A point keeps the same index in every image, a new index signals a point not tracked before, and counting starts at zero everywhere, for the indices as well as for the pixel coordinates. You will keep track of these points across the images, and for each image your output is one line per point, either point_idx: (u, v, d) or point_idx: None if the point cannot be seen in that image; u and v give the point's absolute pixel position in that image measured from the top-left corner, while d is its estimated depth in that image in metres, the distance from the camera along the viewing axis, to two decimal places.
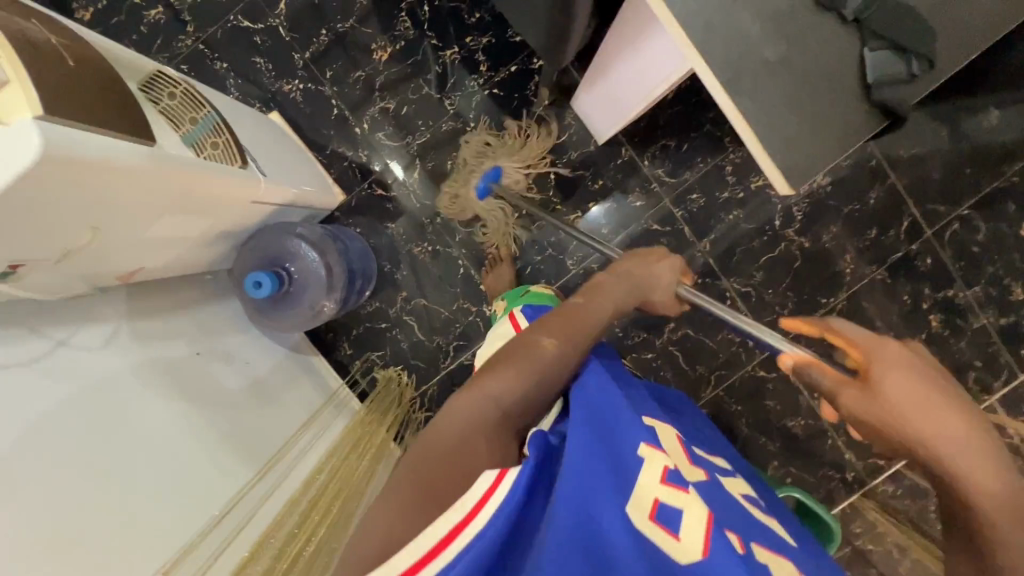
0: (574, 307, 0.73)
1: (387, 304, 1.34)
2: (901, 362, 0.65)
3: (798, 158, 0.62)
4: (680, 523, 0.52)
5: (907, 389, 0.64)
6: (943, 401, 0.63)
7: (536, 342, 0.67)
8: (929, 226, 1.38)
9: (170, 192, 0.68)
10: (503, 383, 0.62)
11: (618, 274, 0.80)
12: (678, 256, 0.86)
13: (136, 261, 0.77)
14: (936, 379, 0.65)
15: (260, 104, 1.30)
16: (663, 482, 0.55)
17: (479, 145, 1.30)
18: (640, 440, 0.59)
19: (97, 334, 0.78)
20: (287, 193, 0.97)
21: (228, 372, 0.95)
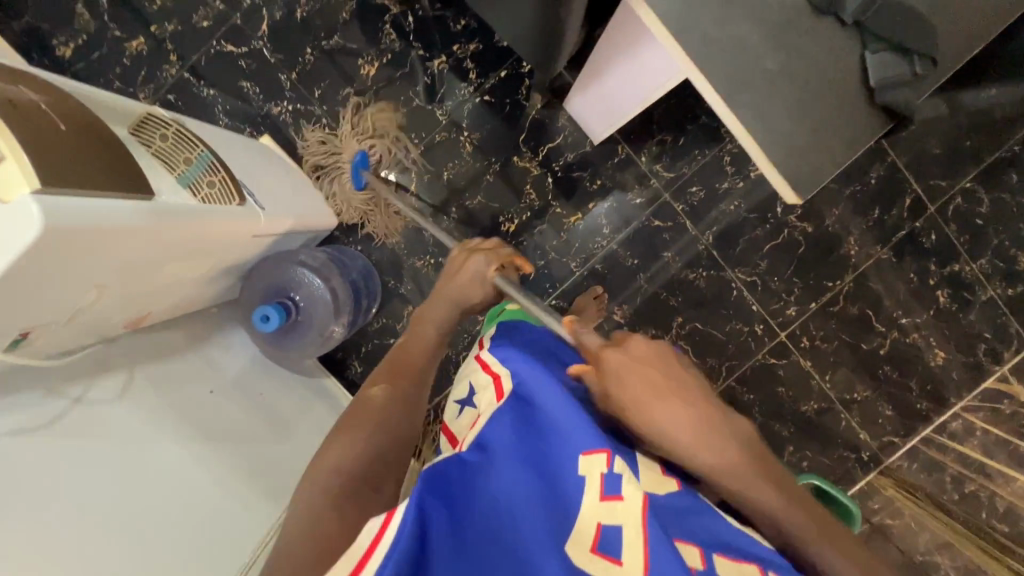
0: (399, 348, 0.74)
1: (394, 319, 1.33)
2: (621, 364, 0.59)
3: (804, 166, 0.62)
4: (622, 543, 0.46)
5: (630, 393, 0.58)
6: (670, 390, 0.58)
7: (364, 397, 0.66)
8: (932, 202, 1.37)
9: (170, 241, 0.68)
10: (346, 446, 0.59)
11: (438, 298, 0.80)
12: (483, 252, 0.83)
13: (145, 306, 0.77)
14: (661, 365, 0.60)
15: (249, 127, 1.29)
16: (602, 499, 0.50)
17: (319, 144, 1.28)
18: (577, 453, 0.54)
19: (110, 387, 0.77)
20: (288, 222, 0.97)
21: (242, 405, 0.95)
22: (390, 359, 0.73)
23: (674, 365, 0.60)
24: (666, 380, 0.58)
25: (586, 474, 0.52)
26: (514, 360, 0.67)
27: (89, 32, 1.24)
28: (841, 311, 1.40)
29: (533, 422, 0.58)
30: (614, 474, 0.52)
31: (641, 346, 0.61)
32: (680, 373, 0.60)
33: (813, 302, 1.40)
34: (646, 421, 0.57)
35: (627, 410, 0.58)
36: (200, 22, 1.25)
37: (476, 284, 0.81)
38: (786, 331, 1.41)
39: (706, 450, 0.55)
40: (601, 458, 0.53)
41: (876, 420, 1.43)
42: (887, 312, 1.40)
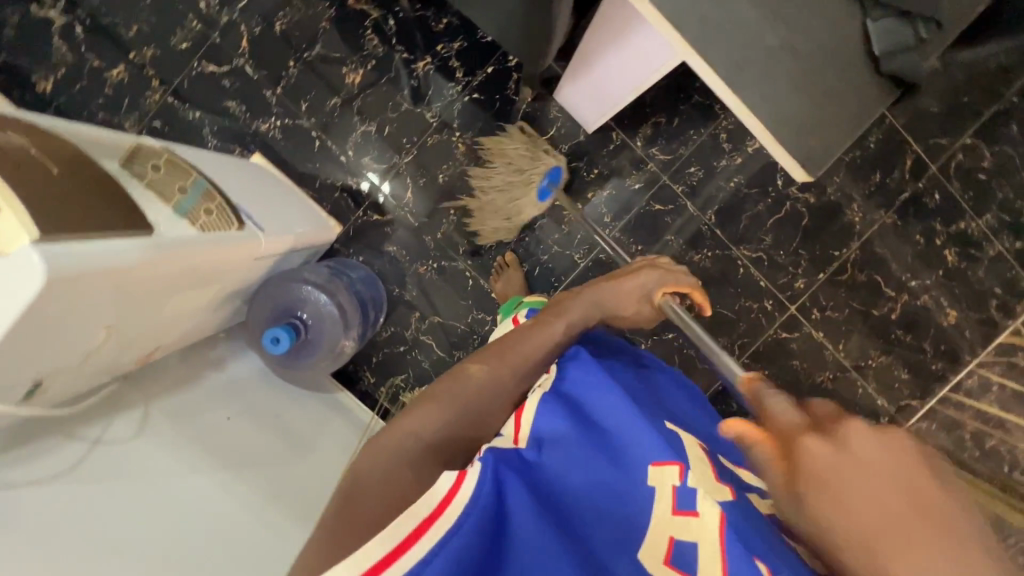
0: (521, 332, 0.69)
1: (403, 327, 1.33)
2: (839, 475, 0.40)
3: (814, 143, 0.61)
4: (697, 563, 0.47)
5: (857, 524, 0.39)
6: (926, 527, 0.37)
7: (462, 370, 0.63)
8: (933, 161, 1.35)
9: (172, 272, 0.67)
10: (428, 417, 0.57)
11: (581, 294, 0.75)
12: (654, 267, 0.80)
13: (155, 341, 0.76)
14: (911, 480, 0.39)
15: (240, 147, 1.27)
16: (676, 514, 0.50)
17: (505, 163, 1.24)
18: (646, 462, 0.53)
19: (130, 422, 0.77)
20: (286, 241, 0.95)
21: (264, 428, 0.94)
22: (501, 341, 0.69)
23: (936, 485, 0.39)
24: (919, 514, 0.37)
25: (657, 486, 0.52)
26: (580, 367, 0.64)
27: (68, 64, 1.22)
28: (849, 278, 1.40)
29: (597, 423, 0.58)
30: (688, 488, 0.51)
31: (877, 446, 0.40)
32: (951, 504, 0.38)
33: (821, 272, 1.39)
34: (873, 559, 0.38)
35: (842, 535, 0.39)
36: (179, 44, 1.22)
37: (636, 296, 0.77)
38: (795, 304, 1.40)
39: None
40: (674, 471, 0.52)
41: (892, 384, 1.43)
42: (896, 276, 1.39)
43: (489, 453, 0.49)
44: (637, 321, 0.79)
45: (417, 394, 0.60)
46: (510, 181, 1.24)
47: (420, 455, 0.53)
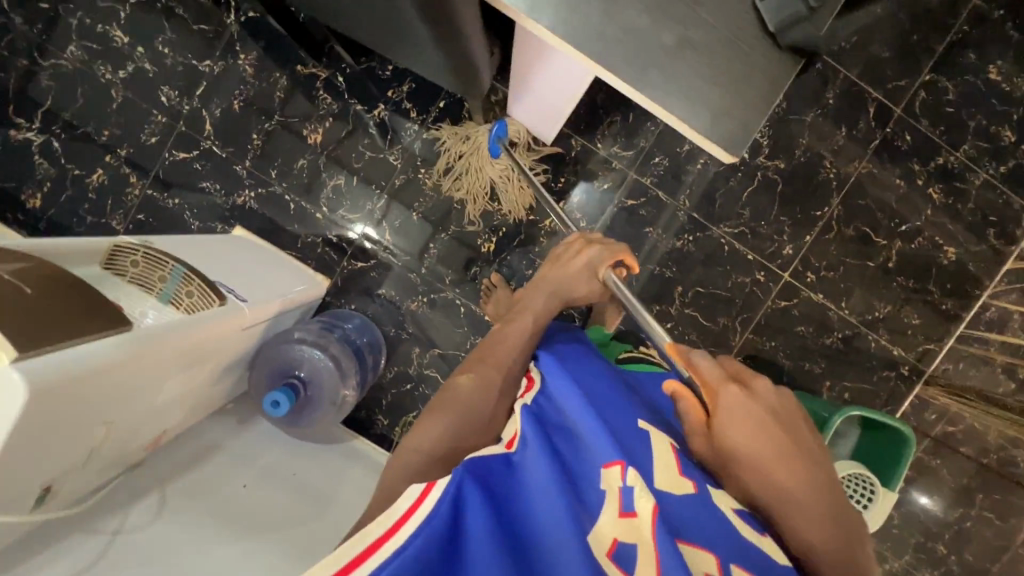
0: (496, 334, 0.79)
1: (405, 365, 1.36)
2: (749, 411, 0.59)
3: (731, 126, 0.62)
4: (636, 561, 0.49)
5: (758, 443, 0.58)
6: (792, 443, 0.59)
7: (453, 382, 0.71)
8: (897, 105, 1.35)
9: (153, 360, 0.69)
10: (427, 431, 0.65)
11: (536, 288, 0.88)
12: (599, 246, 0.92)
13: (157, 426, 0.79)
14: (786, 419, 0.61)
15: (221, 223, 1.31)
16: (621, 517, 0.52)
17: (459, 142, 1.29)
18: (601, 465, 0.56)
19: (147, 507, 0.79)
20: (273, 306, 0.98)
21: (277, 489, 0.96)
22: (484, 346, 0.77)
23: (798, 421, 0.62)
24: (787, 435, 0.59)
25: (608, 488, 0.54)
26: (556, 378, 0.68)
27: (52, 178, 1.28)
28: (837, 235, 1.38)
29: (558, 430, 0.61)
30: (631, 488, 0.53)
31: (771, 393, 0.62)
32: (803, 433, 0.61)
33: (807, 234, 1.38)
34: (765, 460, 0.58)
35: (747, 447, 0.58)
36: (149, 138, 1.28)
37: (588, 277, 0.89)
38: (788, 272, 1.39)
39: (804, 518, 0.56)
40: (618, 471, 0.55)
41: (903, 332, 1.42)
42: (884, 224, 1.38)
43: (457, 469, 0.51)
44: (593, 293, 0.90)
45: (422, 411, 0.68)
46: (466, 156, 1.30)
47: (414, 472, 0.60)
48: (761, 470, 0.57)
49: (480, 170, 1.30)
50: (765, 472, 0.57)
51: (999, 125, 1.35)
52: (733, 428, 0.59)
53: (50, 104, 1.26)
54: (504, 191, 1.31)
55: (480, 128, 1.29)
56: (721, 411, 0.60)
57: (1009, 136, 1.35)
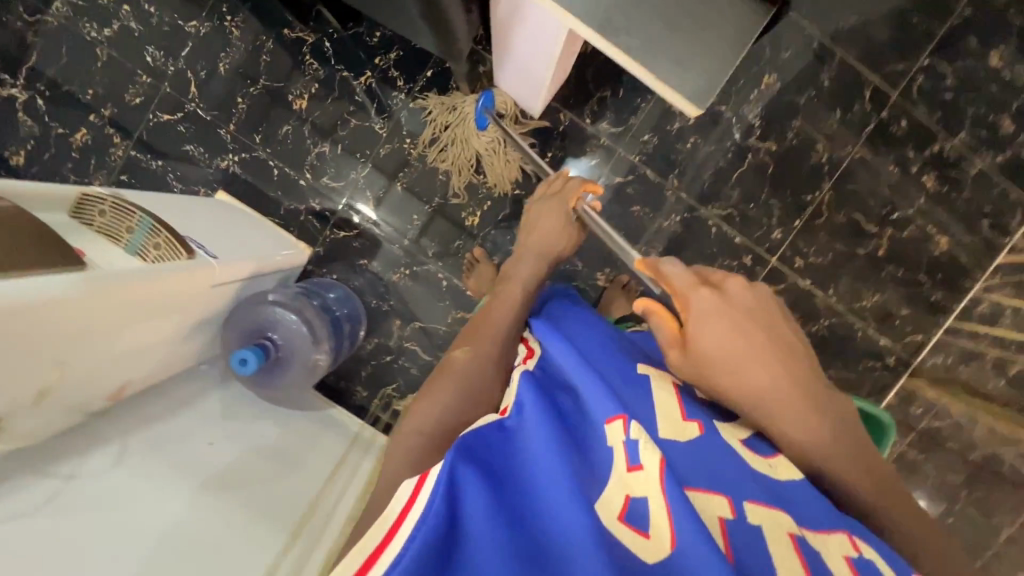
0: (490, 303, 0.81)
1: (386, 337, 1.35)
2: (725, 322, 0.60)
3: (694, 78, 0.65)
4: (649, 519, 0.45)
5: (742, 358, 0.58)
6: (769, 345, 0.60)
7: (452, 358, 0.71)
8: (893, 89, 1.32)
9: (105, 300, 0.68)
10: (420, 412, 0.63)
11: (519, 257, 0.92)
12: (568, 186, 0.99)
13: (119, 376, 0.79)
14: (762, 319, 0.61)
15: (204, 188, 1.30)
16: (629, 471, 0.49)
17: (445, 113, 1.28)
18: (601, 422, 0.53)
19: (107, 455, 0.79)
20: (245, 264, 0.98)
21: (247, 448, 0.96)
22: (475, 324, 0.78)
23: (777, 320, 0.62)
24: (769, 340, 0.60)
25: (613, 445, 0.51)
26: (551, 339, 0.64)
27: (35, 136, 1.27)
28: (827, 221, 1.36)
29: (551, 389, 0.57)
30: (634, 442, 0.50)
31: (747, 296, 0.61)
32: (779, 328, 0.62)
33: (796, 219, 1.36)
34: (742, 369, 0.58)
35: (726, 357, 0.59)
36: (133, 99, 1.27)
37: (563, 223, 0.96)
38: (775, 256, 1.37)
39: (799, 425, 0.58)
40: (619, 426, 0.52)
41: (891, 322, 1.40)
42: (875, 211, 1.36)
43: (451, 449, 0.46)
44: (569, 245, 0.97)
45: (415, 395, 0.67)
46: (451, 127, 1.28)
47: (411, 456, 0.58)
48: (741, 381, 0.58)
49: (465, 142, 1.28)
50: (745, 384, 0.58)
51: (999, 113, 1.32)
52: (710, 340, 0.59)
53: (35, 61, 1.25)
54: (488, 162, 1.29)
55: (466, 98, 1.27)
56: (695, 323, 0.60)
57: (1008, 124, 1.32)
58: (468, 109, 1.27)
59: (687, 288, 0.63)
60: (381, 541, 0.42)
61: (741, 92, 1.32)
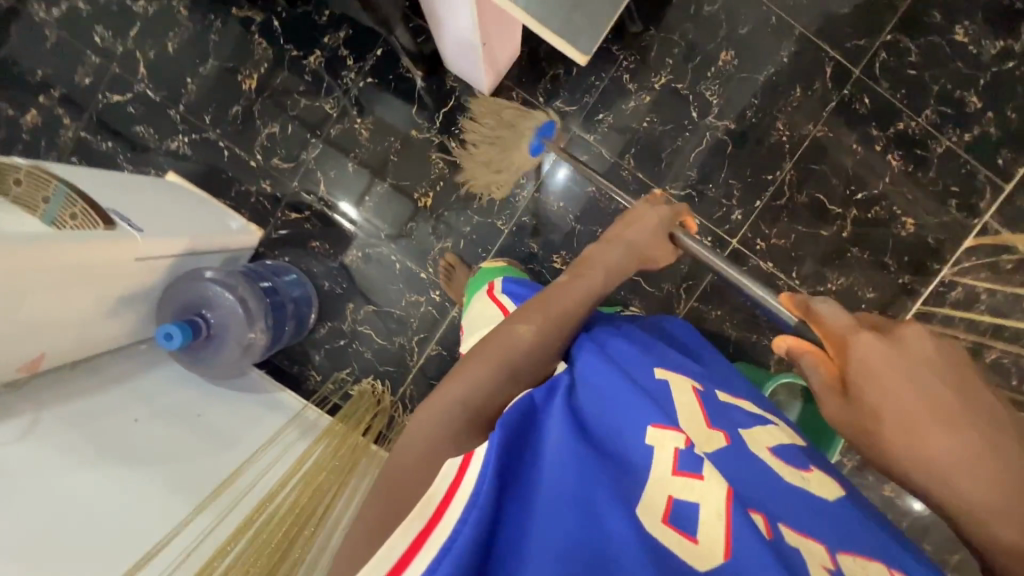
0: (566, 283, 0.79)
1: (339, 320, 1.33)
2: (899, 370, 0.57)
3: (577, 25, 0.74)
4: (698, 525, 0.51)
5: (924, 419, 0.55)
6: (958, 413, 0.54)
7: (514, 330, 0.70)
8: (855, 66, 1.29)
9: None
10: (468, 373, 0.65)
11: (608, 242, 0.87)
12: (669, 205, 0.93)
13: (30, 346, 0.78)
14: (951, 383, 0.56)
15: (154, 169, 1.29)
16: (676, 474, 0.54)
17: (491, 122, 1.26)
18: (646, 424, 0.57)
19: (16, 428, 0.78)
20: (178, 239, 0.96)
21: (176, 426, 0.94)
22: (544, 299, 0.75)
23: (975, 380, 0.56)
24: (965, 400, 0.55)
25: (658, 446, 0.56)
26: (587, 350, 0.67)
27: None
28: (789, 202, 1.32)
29: (597, 392, 0.61)
30: (690, 452, 0.55)
31: (929, 344, 0.58)
32: (978, 392, 0.56)
33: (757, 200, 1.32)
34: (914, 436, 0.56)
35: (884, 413, 0.57)
36: (83, 80, 1.27)
37: (663, 234, 0.90)
38: (736, 238, 1.33)
39: (1011, 522, 0.51)
40: (675, 434, 0.56)
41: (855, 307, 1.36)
42: (839, 191, 1.32)
43: (494, 433, 0.52)
44: (662, 260, 0.93)
45: (462, 359, 0.69)
46: (499, 135, 1.26)
47: (432, 424, 0.61)
48: (903, 444, 0.56)
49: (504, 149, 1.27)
50: (909, 447, 0.56)
51: (965, 91, 1.28)
52: (866, 394, 0.59)
53: None
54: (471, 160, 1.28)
55: (534, 117, 1.26)
56: (851, 369, 0.60)
57: (975, 102, 1.28)
58: (524, 128, 1.25)
59: (849, 329, 0.62)
60: (431, 520, 0.48)
61: (697, 69, 1.29)
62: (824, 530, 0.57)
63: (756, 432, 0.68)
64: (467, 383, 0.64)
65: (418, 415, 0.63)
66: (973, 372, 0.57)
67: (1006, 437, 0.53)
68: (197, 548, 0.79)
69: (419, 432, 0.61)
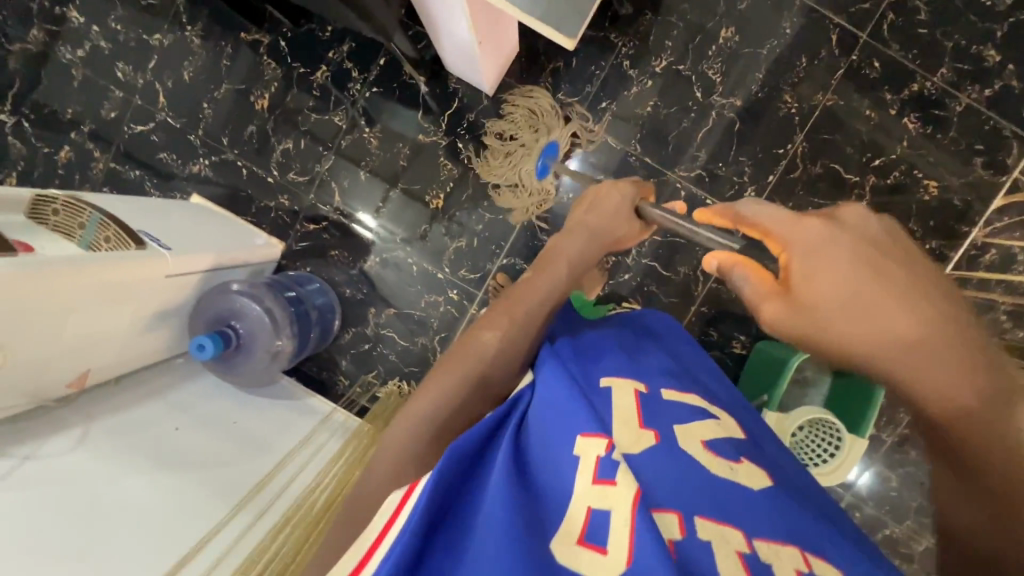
0: (526, 283, 0.83)
1: (362, 325, 1.37)
2: (845, 254, 0.61)
3: (561, 11, 0.76)
4: (607, 535, 0.50)
5: (879, 298, 0.59)
6: (878, 281, 0.59)
7: (477, 339, 0.75)
8: (861, 30, 1.26)
9: (38, 281, 0.72)
10: (434, 389, 0.71)
11: (567, 233, 0.89)
12: (629, 182, 0.92)
13: (78, 362, 0.84)
14: (874, 256, 0.60)
15: (179, 192, 1.36)
16: (595, 483, 0.54)
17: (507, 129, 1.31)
18: (576, 433, 0.58)
19: (68, 439, 0.84)
20: (204, 255, 1.01)
21: (213, 431, 0.99)
22: (503, 304, 0.80)
23: (892, 251, 0.61)
24: (892, 266, 0.60)
25: (583, 457, 0.56)
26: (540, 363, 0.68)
27: (24, 157, 1.36)
28: (803, 174, 1.30)
29: (543, 403, 0.62)
30: (610, 459, 0.56)
31: (863, 224, 0.63)
32: (894, 261, 0.60)
33: (770, 174, 1.30)
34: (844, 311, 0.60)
35: (821, 298, 0.61)
36: (109, 113, 1.35)
37: (623, 214, 0.89)
38: None
39: (926, 364, 0.57)
40: (599, 442, 0.57)
41: None
42: (854, 159, 1.29)
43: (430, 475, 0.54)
44: (631, 232, 0.92)
45: (436, 366, 0.75)
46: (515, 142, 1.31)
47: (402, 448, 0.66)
48: (833, 323, 0.60)
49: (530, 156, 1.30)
50: (837, 326, 0.60)
51: (981, 45, 1.24)
52: (804, 284, 0.62)
53: (19, 86, 1.35)
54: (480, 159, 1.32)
55: (565, 129, 1.32)
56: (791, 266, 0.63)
57: (992, 56, 1.24)
58: (552, 134, 1.31)
59: (788, 223, 0.64)
60: (364, 559, 0.52)
61: (698, 48, 1.29)
62: (751, 521, 0.56)
63: (691, 425, 0.65)
64: (435, 397, 0.70)
65: (394, 430, 0.69)
66: (893, 245, 0.62)
67: (937, 298, 0.59)
68: (236, 546, 0.83)
69: (393, 449, 0.67)
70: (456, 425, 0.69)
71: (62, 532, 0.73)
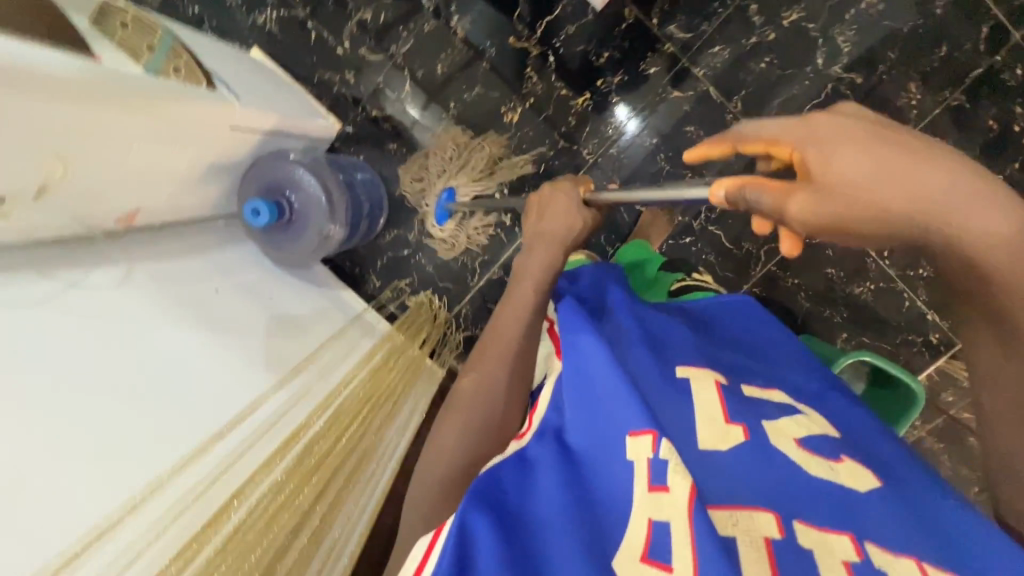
0: (496, 318, 0.75)
1: (405, 229, 1.31)
2: (861, 137, 0.47)
3: None
4: (672, 547, 0.45)
5: (919, 167, 0.45)
6: (912, 150, 0.46)
7: (461, 390, 0.70)
8: (1017, 28, 1.14)
9: (115, 93, 0.66)
10: (441, 440, 0.66)
11: (526, 250, 0.80)
12: (563, 181, 0.82)
13: (133, 196, 0.79)
14: (886, 130, 0.48)
15: (238, 43, 1.24)
16: (651, 490, 0.49)
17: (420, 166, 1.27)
18: (624, 434, 0.54)
19: (112, 274, 0.80)
20: (270, 115, 0.93)
21: (250, 302, 0.95)
22: (482, 344, 0.74)
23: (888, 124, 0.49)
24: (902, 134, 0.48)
25: (636, 460, 0.52)
26: (570, 347, 0.64)
27: None
28: None
29: (581, 399, 0.59)
30: (660, 460, 0.50)
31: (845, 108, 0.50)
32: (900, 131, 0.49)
33: None
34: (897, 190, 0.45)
35: (864, 185, 0.45)
36: None
37: (573, 212, 0.78)
38: None
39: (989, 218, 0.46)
40: (647, 441, 0.52)
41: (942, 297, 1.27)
42: None
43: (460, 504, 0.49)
44: (590, 228, 0.80)
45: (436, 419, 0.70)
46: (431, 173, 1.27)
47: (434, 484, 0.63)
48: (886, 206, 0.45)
49: (424, 202, 1.29)
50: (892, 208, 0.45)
51: None
52: (834, 173, 0.46)
53: None
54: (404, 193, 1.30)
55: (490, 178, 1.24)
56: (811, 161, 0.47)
57: None
58: (451, 181, 1.26)
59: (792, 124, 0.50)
60: None
61: (835, 8, 1.16)
62: (864, 527, 0.51)
63: (780, 422, 0.60)
64: (445, 445, 0.65)
65: (421, 474, 0.65)
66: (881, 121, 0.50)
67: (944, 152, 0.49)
68: (277, 422, 0.81)
69: (424, 488, 0.64)
70: (487, 437, 0.66)
71: (104, 364, 0.71)
